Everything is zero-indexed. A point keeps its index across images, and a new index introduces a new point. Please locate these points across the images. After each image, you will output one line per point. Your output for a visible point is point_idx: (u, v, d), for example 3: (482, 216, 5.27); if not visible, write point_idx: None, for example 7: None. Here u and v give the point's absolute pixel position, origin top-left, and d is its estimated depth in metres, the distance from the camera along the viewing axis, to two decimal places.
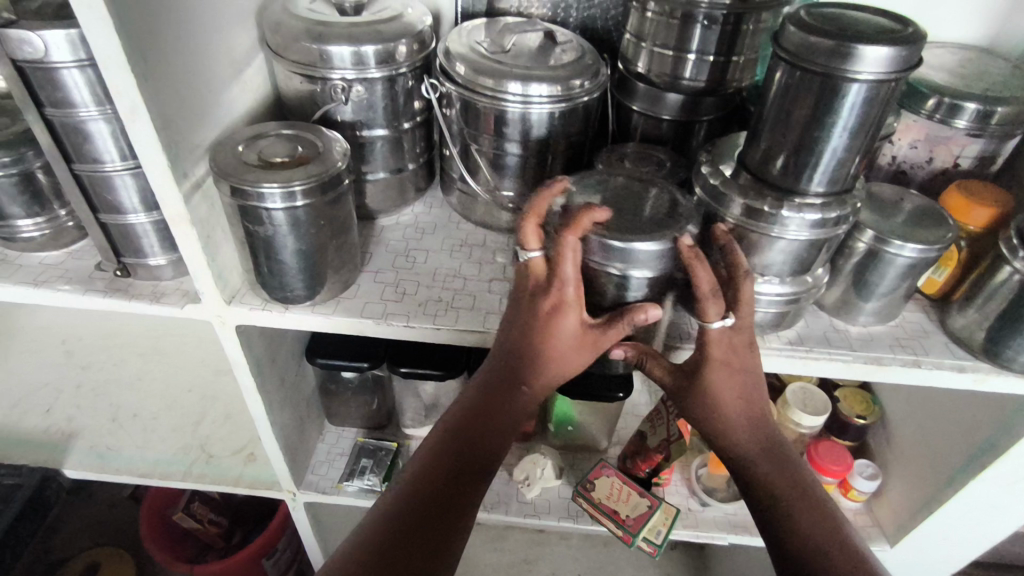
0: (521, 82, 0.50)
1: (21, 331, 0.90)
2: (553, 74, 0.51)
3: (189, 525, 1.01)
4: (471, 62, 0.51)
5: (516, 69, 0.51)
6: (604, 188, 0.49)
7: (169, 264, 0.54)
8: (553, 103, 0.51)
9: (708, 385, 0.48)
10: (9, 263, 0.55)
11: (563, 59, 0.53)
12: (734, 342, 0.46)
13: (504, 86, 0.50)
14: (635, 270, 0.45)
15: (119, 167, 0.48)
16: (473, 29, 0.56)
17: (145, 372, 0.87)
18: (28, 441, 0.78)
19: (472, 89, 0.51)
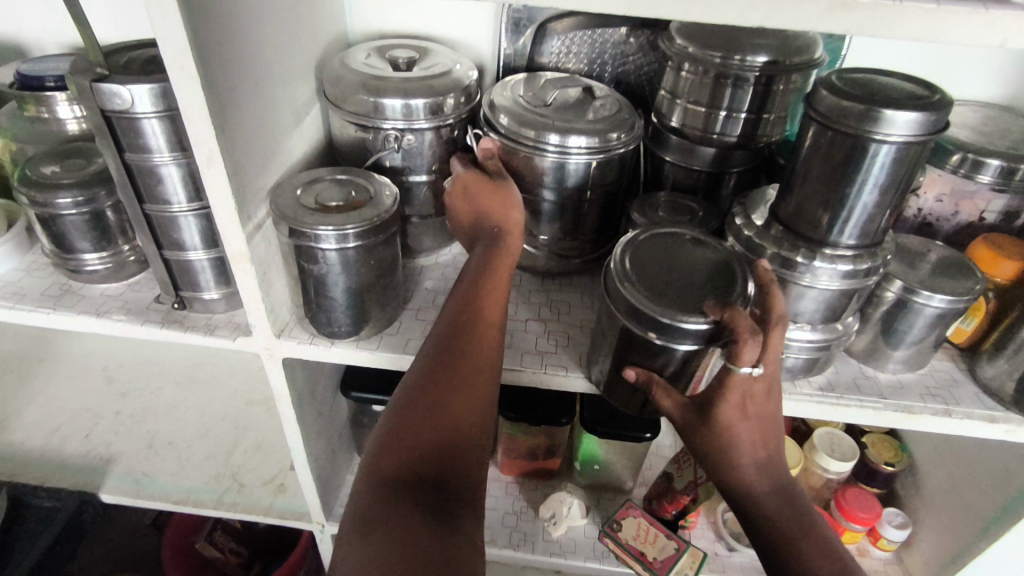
0: (561, 134, 0.53)
1: (65, 358, 0.94)
2: (592, 127, 0.54)
3: (211, 555, 1.02)
4: (515, 115, 0.55)
5: (557, 121, 0.54)
6: (640, 246, 0.49)
7: (222, 298, 0.57)
8: (592, 154, 0.53)
9: (720, 425, 0.45)
10: (74, 294, 0.59)
11: (602, 114, 0.56)
12: (753, 388, 0.44)
13: (546, 137, 0.53)
14: (675, 341, 0.44)
15: (185, 208, 0.52)
16: (516, 83, 0.60)
17: (181, 401, 0.89)
18: (69, 465, 0.80)
19: (515, 140, 0.54)
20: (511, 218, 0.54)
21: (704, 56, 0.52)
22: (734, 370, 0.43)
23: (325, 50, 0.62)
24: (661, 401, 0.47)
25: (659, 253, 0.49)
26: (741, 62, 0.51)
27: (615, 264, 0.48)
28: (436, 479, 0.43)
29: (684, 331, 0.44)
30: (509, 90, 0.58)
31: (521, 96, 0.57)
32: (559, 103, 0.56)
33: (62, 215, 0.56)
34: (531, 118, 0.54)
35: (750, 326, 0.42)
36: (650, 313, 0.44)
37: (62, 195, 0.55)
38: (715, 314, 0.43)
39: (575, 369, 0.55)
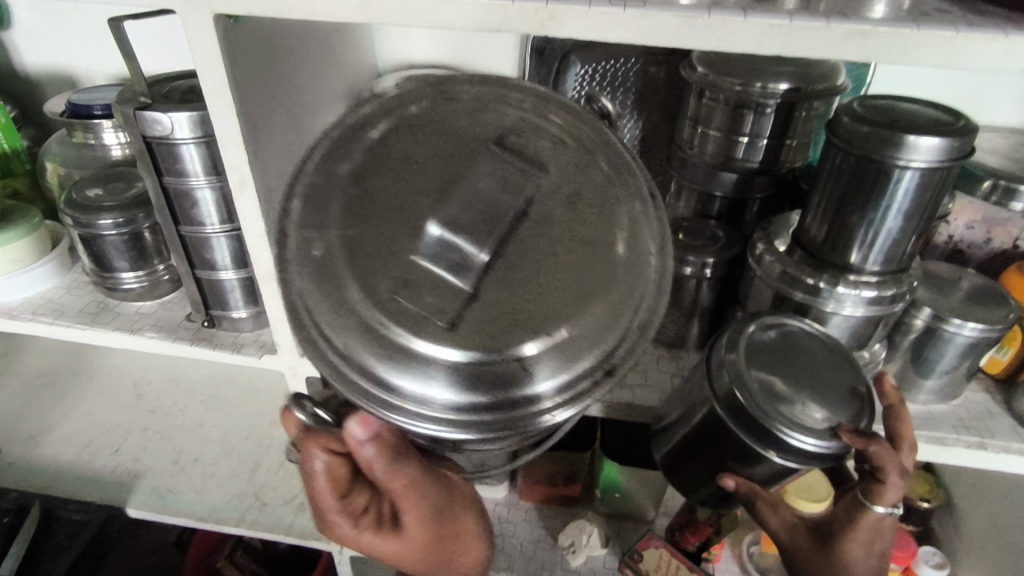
0: (447, 394, 0.35)
1: (100, 374, 0.97)
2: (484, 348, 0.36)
3: None
4: (372, 354, 0.36)
5: (432, 354, 0.35)
6: (759, 344, 0.45)
7: (250, 316, 0.59)
8: (558, 393, 0.37)
9: (840, 552, 0.43)
10: (110, 312, 0.61)
11: (511, 288, 0.37)
12: (884, 527, 0.43)
13: (422, 390, 0.35)
14: (796, 460, 0.41)
15: (218, 230, 0.53)
16: (331, 229, 0.37)
17: (207, 419, 0.91)
18: (98, 480, 0.82)
19: (394, 414, 0.35)
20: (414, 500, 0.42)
21: (724, 84, 0.52)
22: (868, 505, 0.43)
23: (355, 80, 0.64)
24: (766, 516, 0.43)
25: (774, 352, 0.44)
26: (761, 89, 0.51)
27: (741, 368, 0.43)
28: None
29: (821, 456, 0.40)
30: (342, 271, 0.37)
31: (380, 228, 0.37)
32: (417, 278, 0.36)
33: (102, 236, 0.58)
34: (407, 349, 0.35)
35: (896, 463, 0.41)
36: (777, 432, 0.40)
37: (104, 216, 0.57)
38: (859, 445, 0.40)
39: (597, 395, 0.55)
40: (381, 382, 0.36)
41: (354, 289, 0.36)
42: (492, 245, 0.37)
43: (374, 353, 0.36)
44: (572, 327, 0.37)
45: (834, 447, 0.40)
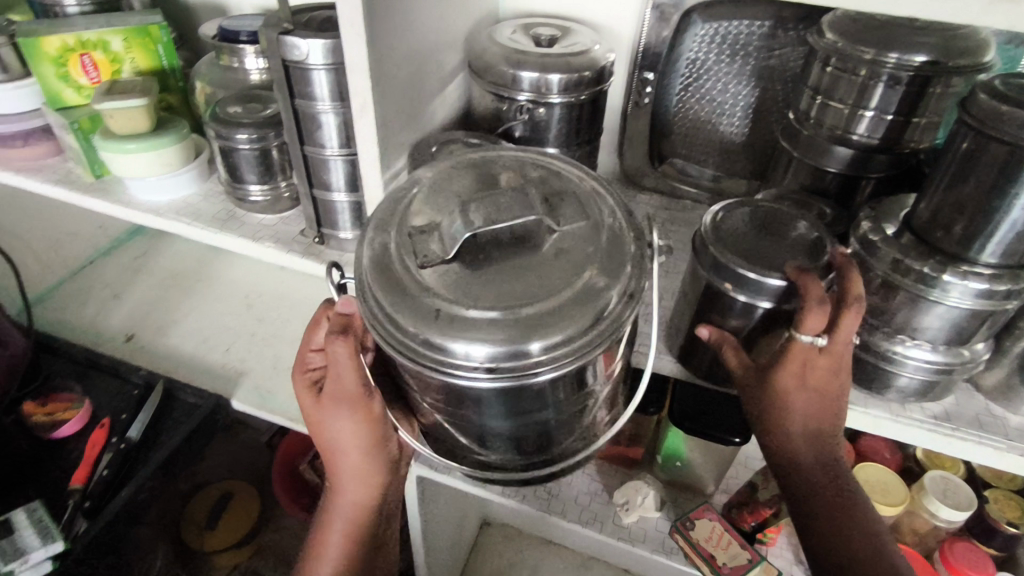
0: (473, 347, 0.39)
1: (221, 281, 1.08)
2: (494, 322, 0.39)
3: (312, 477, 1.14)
4: (412, 334, 0.40)
5: (449, 321, 0.39)
6: (750, 215, 0.51)
7: (354, 238, 0.64)
8: (552, 353, 0.39)
9: (777, 387, 0.48)
10: (237, 220, 0.68)
11: (526, 290, 0.40)
12: (816, 360, 0.46)
13: (452, 352, 0.39)
14: (746, 295, 0.47)
15: (336, 153, 0.58)
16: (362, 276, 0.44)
17: (306, 333, 0.99)
18: (210, 371, 0.93)
19: (429, 369, 0.40)
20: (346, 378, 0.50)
21: (853, 53, 0.49)
22: (795, 337, 0.45)
23: (475, 25, 0.66)
24: (727, 361, 0.49)
25: (760, 222, 0.50)
26: (895, 60, 0.48)
27: (718, 222, 0.50)
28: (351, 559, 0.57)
29: (763, 287, 0.46)
30: (376, 301, 0.42)
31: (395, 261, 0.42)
32: (453, 279, 0.41)
33: (237, 150, 0.65)
34: (439, 312, 0.40)
35: (819, 294, 0.43)
36: (732, 266, 0.46)
37: (241, 132, 0.64)
38: (796, 280, 0.44)
39: (668, 353, 0.56)
40: (414, 346, 0.40)
41: (388, 304, 0.41)
42: (474, 263, 0.42)
43: (402, 338, 0.40)
44: (561, 311, 0.40)
45: (778, 282, 0.45)
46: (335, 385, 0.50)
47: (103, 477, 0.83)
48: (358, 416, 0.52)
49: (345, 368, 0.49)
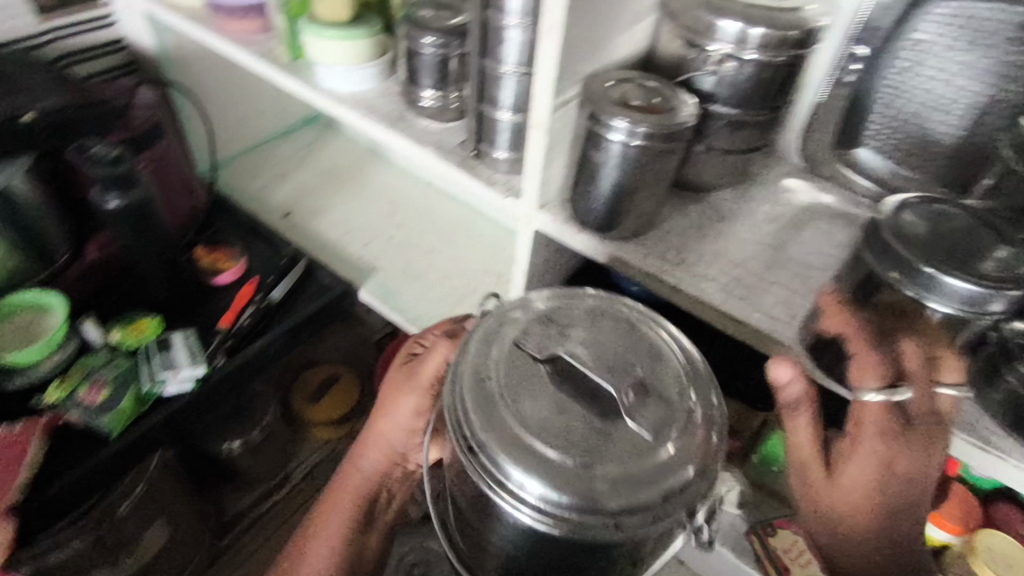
0: (528, 480, 0.41)
1: (373, 181, 1.14)
2: (551, 471, 0.41)
3: None
4: (479, 438, 0.43)
5: (518, 451, 0.42)
6: (938, 213, 0.46)
7: (507, 160, 0.64)
8: (586, 519, 0.40)
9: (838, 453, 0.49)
10: (406, 122, 0.71)
11: (591, 449, 0.42)
12: (884, 427, 0.47)
13: (512, 477, 0.42)
14: (914, 290, 0.43)
15: (511, 70, 0.58)
16: (458, 371, 0.47)
17: (436, 248, 1.02)
18: (347, 259, 1.00)
19: (486, 482, 0.42)
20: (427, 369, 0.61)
21: None
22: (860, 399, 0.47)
23: None
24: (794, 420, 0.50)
25: (950, 224, 0.45)
26: None
27: (898, 212, 0.46)
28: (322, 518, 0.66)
29: (936, 286, 0.42)
30: (462, 393, 0.46)
31: (485, 374, 0.46)
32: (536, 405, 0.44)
33: (421, 53, 0.67)
34: (510, 434, 0.42)
35: (880, 360, 0.46)
36: (906, 254, 0.42)
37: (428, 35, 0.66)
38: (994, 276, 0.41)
39: (802, 347, 0.52)
40: (480, 454, 0.43)
41: (473, 403, 0.44)
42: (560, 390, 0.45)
43: (474, 444, 0.43)
44: (622, 485, 0.41)
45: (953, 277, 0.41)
46: (414, 371, 0.62)
47: (248, 322, 0.86)
48: (416, 402, 0.62)
49: (432, 359, 0.60)
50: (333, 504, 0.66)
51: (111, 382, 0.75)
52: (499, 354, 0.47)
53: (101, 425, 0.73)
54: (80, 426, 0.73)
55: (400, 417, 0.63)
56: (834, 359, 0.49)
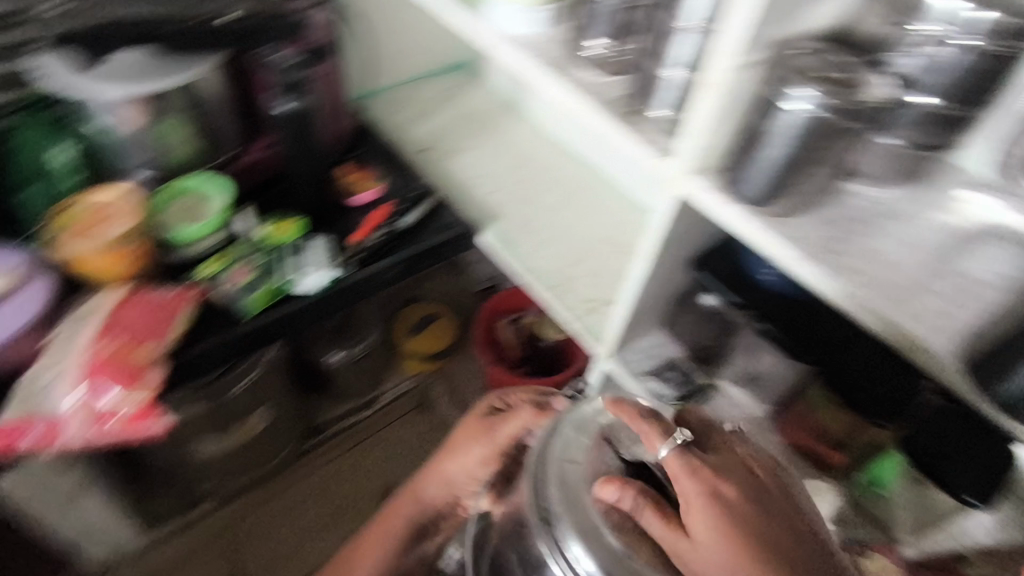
0: (578, 548, 0.47)
1: (509, 130, 1.13)
2: (598, 534, 0.47)
3: (506, 336, 1.32)
4: (554, 514, 0.48)
5: (586, 527, 0.47)
6: None
7: (669, 119, 0.62)
8: None
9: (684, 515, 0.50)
10: (565, 71, 0.68)
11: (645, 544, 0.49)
12: (687, 463, 0.51)
13: (570, 545, 0.47)
14: None
15: (688, 27, 0.56)
16: (547, 444, 0.52)
17: (559, 208, 1.01)
18: (475, 201, 1.01)
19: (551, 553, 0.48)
20: (501, 432, 0.74)
21: None
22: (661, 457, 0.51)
23: None
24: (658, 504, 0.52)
25: None
26: None
27: None
28: (392, 519, 0.81)
29: None
30: (546, 478, 0.50)
31: (568, 459, 0.51)
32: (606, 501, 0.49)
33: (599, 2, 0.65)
34: (585, 521, 0.47)
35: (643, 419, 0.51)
36: None
37: None
38: None
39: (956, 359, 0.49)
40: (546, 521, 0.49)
41: (554, 490, 0.49)
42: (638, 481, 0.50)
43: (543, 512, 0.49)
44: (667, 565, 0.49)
45: None
46: (496, 425, 0.75)
47: (374, 242, 0.90)
48: (485, 450, 0.75)
49: (514, 419, 0.73)
50: (373, 539, 0.81)
51: (257, 270, 0.82)
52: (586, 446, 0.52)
53: (242, 304, 0.79)
54: (222, 304, 0.80)
55: (468, 461, 0.76)
56: (986, 376, 0.48)
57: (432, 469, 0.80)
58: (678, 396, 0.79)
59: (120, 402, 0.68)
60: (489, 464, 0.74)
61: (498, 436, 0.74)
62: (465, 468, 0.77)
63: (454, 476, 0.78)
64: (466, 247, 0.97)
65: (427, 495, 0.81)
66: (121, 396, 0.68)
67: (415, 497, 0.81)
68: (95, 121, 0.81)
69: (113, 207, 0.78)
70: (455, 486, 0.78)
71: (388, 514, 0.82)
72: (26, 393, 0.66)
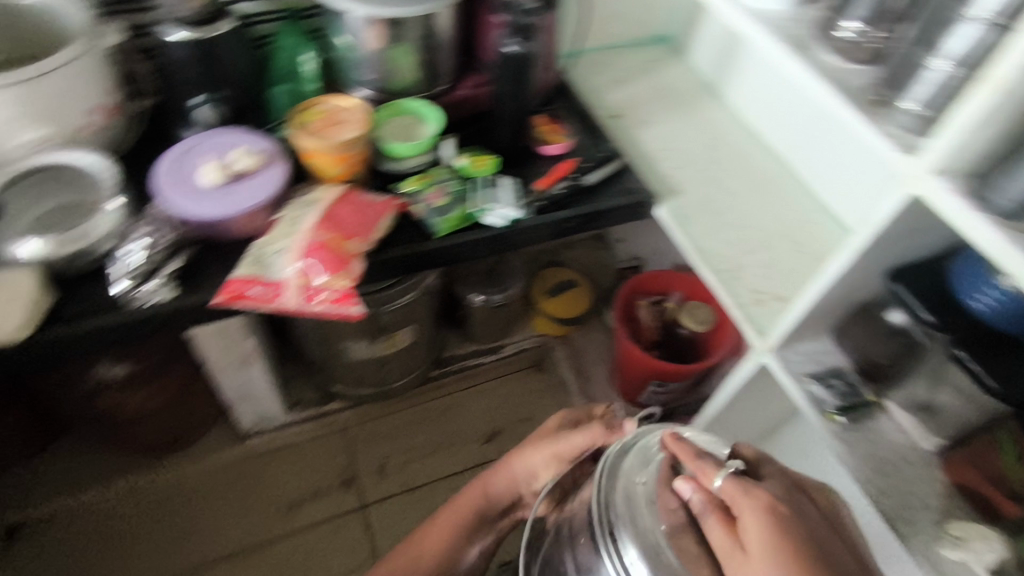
0: (630, 547, 0.55)
1: (702, 110, 1.12)
2: (652, 541, 0.56)
3: (643, 317, 1.32)
4: (612, 515, 0.58)
5: (643, 533, 0.56)
6: None
7: (917, 116, 0.59)
8: None
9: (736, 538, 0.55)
10: (807, 50, 0.67)
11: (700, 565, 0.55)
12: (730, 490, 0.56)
13: (626, 548, 0.55)
14: None
15: (979, 15, 0.52)
16: (616, 462, 0.62)
17: (742, 195, 1.00)
18: (656, 173, 1.02)
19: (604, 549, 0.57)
20: (572, 440, 0.80)
21: None
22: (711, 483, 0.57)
23: None
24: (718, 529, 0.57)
25: None
26: None
27: None
28: (463, 510, 0.85)
29: None
30: (608, 485, 0.60)
31: (635, 478, 0.60)
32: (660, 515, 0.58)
33: None
34: (641, 525, 0.57)
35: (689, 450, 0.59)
36: None
37: None
38: None
39: None
40: (607, 519, 0.58)
41: (616, 497, 0.59)
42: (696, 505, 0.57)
43: (605, 510, 0.58)
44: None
45: None
46: (568, 434, 0.81)
47: (558, 191, 0.93)
48: (551, 453, 0.82)
49: (589, 431, 0.80)
50: (454, 509, 0.85)
51: (451, 195, 0.89)
52: (646, 470, 0.61)
53: (432, 223, 0.86)
54: (417, 219, 0.87)
55: (535, 458, 0.84)
56: None
57: (502, 464, 0.87)
58: (840, 405, 0.76)
59: (327, 285, 0.76)
60: (555, 464, 0.82)
61: (569, 442, 0.81)
62: (530, 463, 0.84)
63: (519, 470, 0.85)
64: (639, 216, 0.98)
65: (493, 489, 0.86)
66: (329, 279, 0.76)
67: (485, 489, 0.86)
68: (343, 36, 0.91)
69: (347, 113, 0.86)
70: (518, 478, 0.86)
71: (459, 506, 0.85)
72: (258, 256, 0.77)
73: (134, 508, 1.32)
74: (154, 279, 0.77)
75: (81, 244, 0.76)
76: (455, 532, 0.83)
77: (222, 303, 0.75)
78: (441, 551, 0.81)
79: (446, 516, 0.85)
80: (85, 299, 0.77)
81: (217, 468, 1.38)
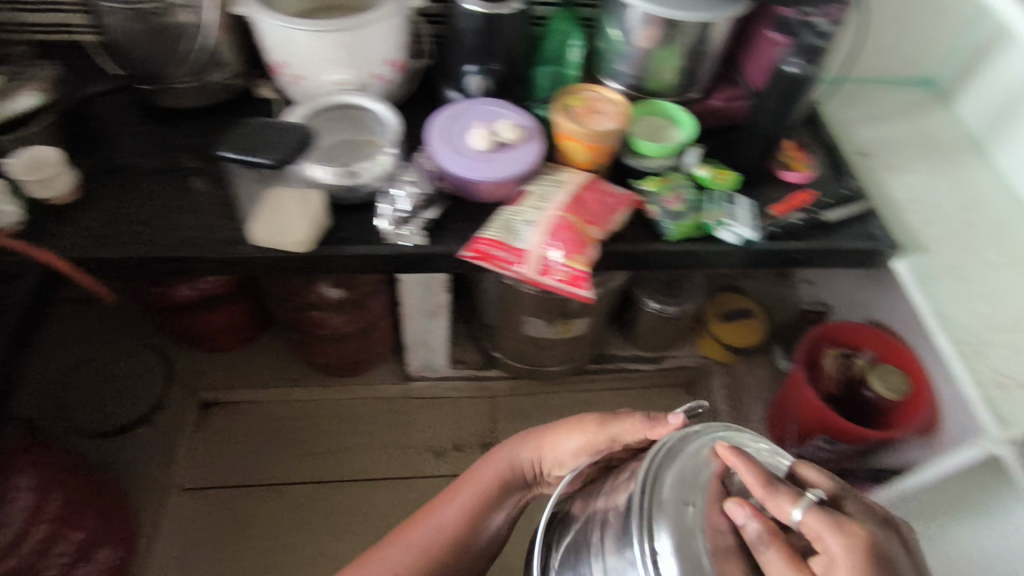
0: (666, 538, 0.55)
1: (963, 166, 1.03)
2: (689, 542, 0.56)
3: (827, 366, 1.25)
4: (657, 502, 0.58)
5: (683, 532, 0.56)
6: None
7: None
8: None
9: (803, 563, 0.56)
10: None
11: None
12: (807, 520, 0.56)
13: (661, 537, 0.56)
14: None
15: None
16: (671, 458, 0.61)
17: (998, 268, 0.91)
18: (900, 223, 0.95)
19: (635, 536, 0.57)
20: (608, 427, 0.78)
21: None
22: (787, 510, 0.57)
23: None
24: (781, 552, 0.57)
25: None
26: None
27: None
28: (490, 473, 0.86)
29: None
30: (658, 474, 0.60)
31: (686, 481, 0.60)
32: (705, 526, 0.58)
33: None
34: (679, 520, 0.57)
35: (762, 475, 0.58)
36: None
37: None
38: None
39: None
40: (647, 506, 0.57)
41: (665, 489, 0.59)
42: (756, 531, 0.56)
43: (647, 499, 0.58)
44: None
45: None
46: (605, 421, 0.79)
47: (795, 221, 0.90)
48: (583, 436, 0.80)
49: (628, 422, 0.76)
50: (475, 479, 0.86)
51: (687, 202, 0.89)
52: (696, 475, 0.61)
53: (665, 226, 0.87)
54: (650, 219, 0.88)
55: (567, 440, 0.82)
56: None
57: (533, 436, 0.87)
58: None
59: (562, 264, 0.80)
60: (586, 448, 0.80)
61: (603, 428, 0.78)
62: (559, 442, 0.83)
63: (548, 445, 0.85)
64: (871, 264, 0.93)
65: (521, 459, 0.87)
66: (565, 258, 0.80)
67: (512, 458, 0.86)
68: (616, 29, 0.94)
69: (608, 104, 0.89)
70: (542, 450, 0.86)
71: (489, 469, 0.87)
72: (507, 223, 0.83)
73: (271, 411, 1.52)
74: (411, 225, 0.85)
75: (358, 180, 0.85)
76: (475, 501, 0.84)
77: (468, 259, 0.82)
78: (461, 519, 0.83)
79: (474, 479, 0.87)
80: (353, 227, 0.87)
81: (348, 397, 1.53)
